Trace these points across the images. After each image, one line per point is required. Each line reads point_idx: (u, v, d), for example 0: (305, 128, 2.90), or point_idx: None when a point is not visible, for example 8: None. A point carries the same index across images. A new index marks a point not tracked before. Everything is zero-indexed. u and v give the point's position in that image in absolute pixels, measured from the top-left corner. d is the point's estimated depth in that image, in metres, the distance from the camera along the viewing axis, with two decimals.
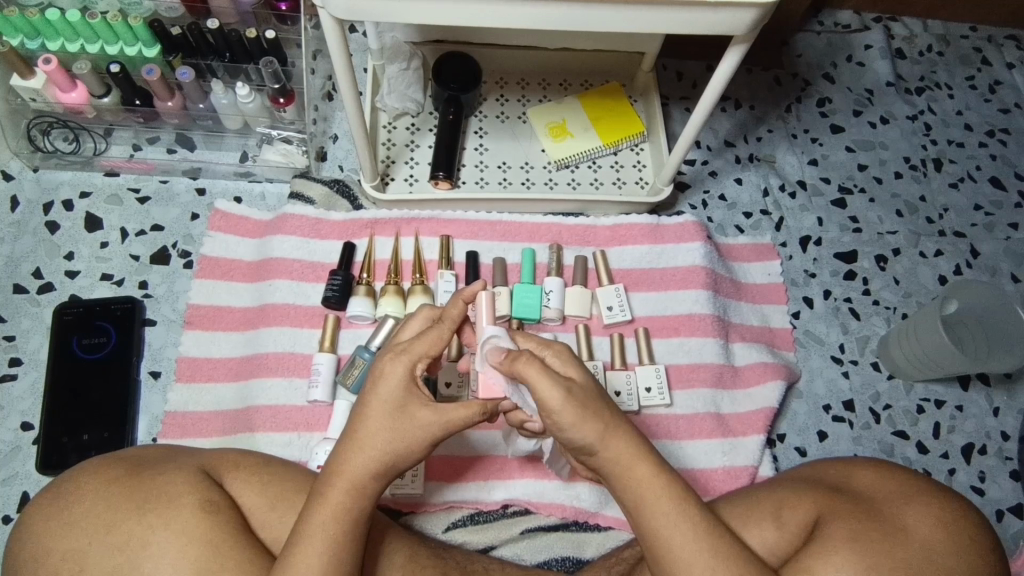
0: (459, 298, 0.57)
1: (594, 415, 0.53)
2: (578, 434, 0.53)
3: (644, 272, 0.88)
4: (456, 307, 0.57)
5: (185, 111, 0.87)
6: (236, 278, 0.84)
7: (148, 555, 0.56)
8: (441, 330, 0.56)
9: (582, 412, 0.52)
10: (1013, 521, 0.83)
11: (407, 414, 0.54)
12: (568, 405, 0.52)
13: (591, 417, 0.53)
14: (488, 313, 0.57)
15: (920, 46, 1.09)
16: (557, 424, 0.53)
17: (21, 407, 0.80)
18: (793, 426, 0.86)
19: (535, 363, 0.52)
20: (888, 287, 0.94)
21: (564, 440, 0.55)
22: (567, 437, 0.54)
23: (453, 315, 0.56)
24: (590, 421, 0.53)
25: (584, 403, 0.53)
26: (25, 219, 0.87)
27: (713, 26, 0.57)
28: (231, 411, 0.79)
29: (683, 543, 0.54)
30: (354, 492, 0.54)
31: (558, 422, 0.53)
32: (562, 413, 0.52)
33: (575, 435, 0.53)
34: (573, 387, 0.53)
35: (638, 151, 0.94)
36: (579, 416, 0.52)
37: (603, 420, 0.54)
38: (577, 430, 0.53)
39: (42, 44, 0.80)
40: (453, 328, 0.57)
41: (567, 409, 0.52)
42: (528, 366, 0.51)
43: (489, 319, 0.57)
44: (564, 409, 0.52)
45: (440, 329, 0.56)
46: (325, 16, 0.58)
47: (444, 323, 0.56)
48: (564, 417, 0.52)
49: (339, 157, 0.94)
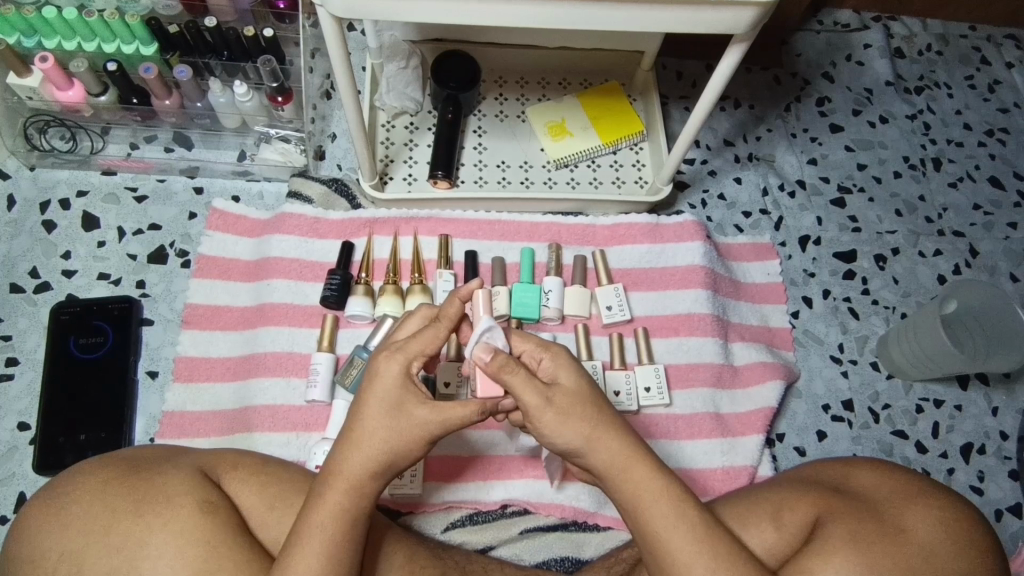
0: (456, 296, 0.56)
1: (579, 418, 0.54)
2: (562, 437, 0.54)
3: (643, 271, 0.88)
4: (454, 306, 0.56)
5: (183, 110, 0.86)
6: (235, 277, 0.84)
7: (145, 555, 0.55)
8: (438, 330, 0.56)
9: (564, 417, 0.53)
10: (1012, 521, 0.83)
11: (404, 412, 0.54)
12: (547, 412, 0.53)
13: (574, 421, 0.54)
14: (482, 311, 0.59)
15: (919, 45, 1.09)
16: (539, 428, 0.54)
17: (17, 407, 0.79)
18: (792, 425, 0.86)
19: (519, 373, 0.53)
20: (887, 287, 0.94)
21: (552, 445, 0.56)
22: (552, 441, 0.55)
23: (450, 314, 0.56)
24: (573, 425, 0.54)
25: (566, 407, 0.54)
26: (21, 219, 0.87)
27: (714, 24, 0.57)
28: (229, 411, 0.78)
29: (683, 545, 0.54)
30: (352, 491, 0.54)
31: (540, 427, 0.54)
32: (541, 418, 0.53)
33: (559, 439, 0.54)
34: (555, 393, 0.54)
35: (638, 150, 0.93)
36: (560, 419, 0.53)
37: (590, 423, 0.54)
38: (560, 433, 0.54)
39: (39, 42, 0.80)
40: (450, 328, 0.56)
41: (545, 414, 0.53)
42: (511, 373, 0.52)
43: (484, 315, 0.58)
44: (543, 415, 0.53)
45: (437, 328, 0.56)
46: (324, 14, 0.57)
47: (440, 322, 0.56)
48: (544, 421, 0.53)
49: (337, 156, 0.94)
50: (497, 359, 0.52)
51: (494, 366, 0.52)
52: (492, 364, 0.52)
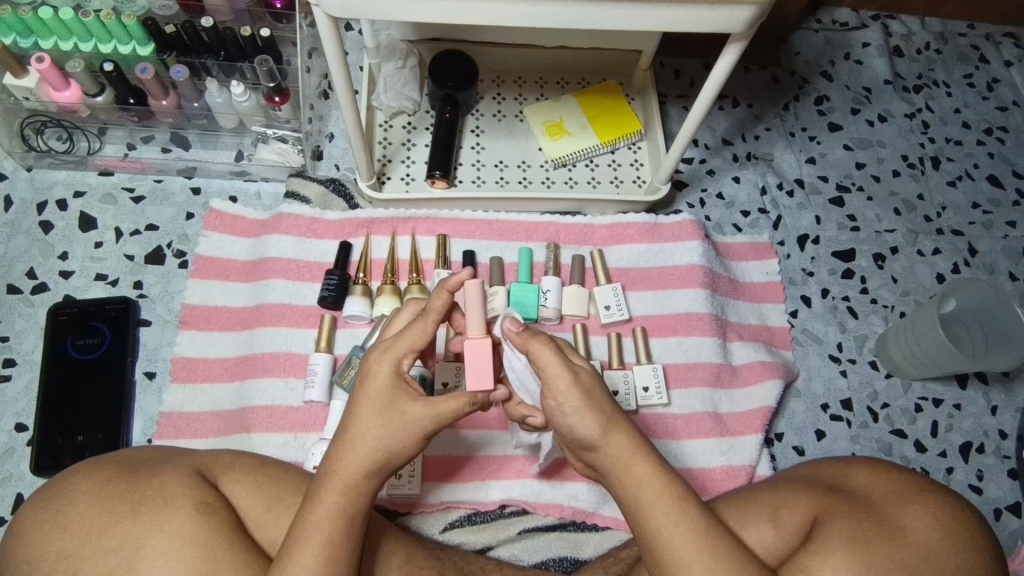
0: (443, 288, 0.55)
1: (598, 405, 0.54)
2: (581, 421, 0.54)
3: (641, 271, 0.87)
4: (441, 297, 0.55)
5: (180, 110, 0.86)
6: (232, 277, 0.84)
7: (142, 557, 0.55)
8: (425, 323, 0.55)
9: (587, 398, 0.53)
10: (1011, 520, 0.83)
11: (398, 409, 0.54)
12: (574, 391, 0.53)
13: (594, 408, 0.54)
14: (475, 300, 0.54)
15: (918, 43, 1.09)
16: (561, 407, 0.54)
17: (15, 408, 0.79)
18: (790, 425, 0.86)
19: (550, 348, 0.53)
20: (885, 286, 0.94)
21: (567, 431, 0.55)
22: (569, 426, 0.54)
23: (437, 306, 0.55)
24: (593, 409, 0.54)
25: (590, 391, 0.54)
26: (18, 219, 0.87)
27: (711, 23, 0.57)
28: (226, 412, 0.78)
29: (683, 543, 0.53)
30: (347, 491, 0.53)
31: (562, 404, 0.53)
32: (567, 394, 0.53)
33: (577, 425, 0.54)
34: (580, 374, 0.54)
35: (636, 150, 0.93)
36: (585, 401, 0.53)
37: (607, 412, 0.54)
38: (581, 418, 0.54)
39: (35, 42, 0.80)
40: (437, 320, 0.55)
41: (573, 393, 0.53)
42: (541, 349, 0.53)
43: (475, 306, 0.54)
44: (572, 393, 0.53)
45: (424, 322, 0.55)
46: (319, 14, 0.57)
47: (428, 315, 0.55)
48: (570, 398, 0.53)
49: (334, 156, 0.94)
50: (524, 330, 0.54)
51: (522, 337, 0.54)
52: (519, 335, 0.54)
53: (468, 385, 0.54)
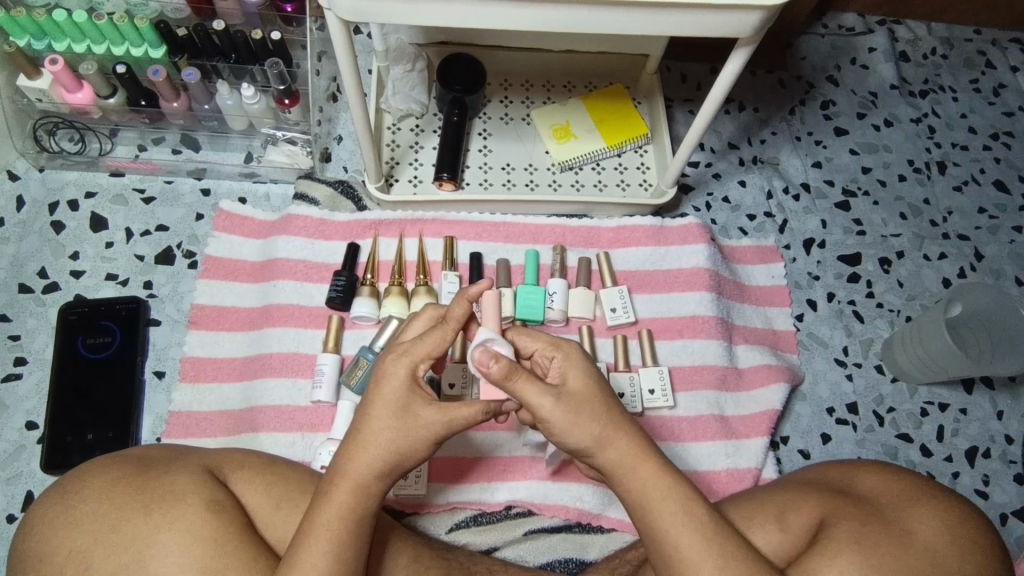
0: (462, 296, 0.55)
1: (590, 416, 0.53)
2: (573, 437, 0.53)
3: (647, 273, 0.88)
4: (461, 306, 0.55)
5: (191, 112, 0.87)
6: (241, 278, 0.84)
7: (153, 554, 0.56)
8: (443, 332, 0.55)
9: (576, 416, 0.53)
10: (1017, 525, 0.82)
11: (411, 413, 0.54)
12: (559, 413, 0.52)
13: (585, 421, 0.53)
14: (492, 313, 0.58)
15: (924, 48, 1.09)
16: (550, 429, 0.53)
17: (25, 406, 0.80)
18: (796, 428, 0.86)
19: (526, 377, 0.52)
20: (891, 290, 0.94)
21: (562, 446, 0.55)
22: (565, 442, 0.54)
23: (456, 314, 0.55)
24: (583, 425, 0.53)
25: (577, 406, 0.53)
26: (30, 219, 0.88)
27: (720, 28, 0.57)
28: (235, 411, 0.79)
29: (691, 543, 0.54)
30: (358, 491, 0.54)
31: (551, 428, 0.53)
32: (553, 419, 0.52)
33: (571, 441, 0.54)
34: (564, 393, 0.53)
35: (643, 154, 0.94)
36: (572, 420, 0.53)
37: (599, 423, 0.54)
38: (572, 434, 0.53)
39: (48, 44, 0.81)
40: (457, 329, 0.55)
41: (558, 416, 0.52)
42: (517, 380, 0.52)
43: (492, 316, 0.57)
44: (555, 415, 0.52)
45: (443, 331, 0.55)
46: (331, 16, 0.58)
47: (447, 323, 0.55)
48: (555, 423, 0.52)
49: (343, 157, 0.95)
50: (502, 367, 0.50)
51: (499, 374, 0.51)
52: (497, 372, 0.51)
53: (483, 394, 0.55)
